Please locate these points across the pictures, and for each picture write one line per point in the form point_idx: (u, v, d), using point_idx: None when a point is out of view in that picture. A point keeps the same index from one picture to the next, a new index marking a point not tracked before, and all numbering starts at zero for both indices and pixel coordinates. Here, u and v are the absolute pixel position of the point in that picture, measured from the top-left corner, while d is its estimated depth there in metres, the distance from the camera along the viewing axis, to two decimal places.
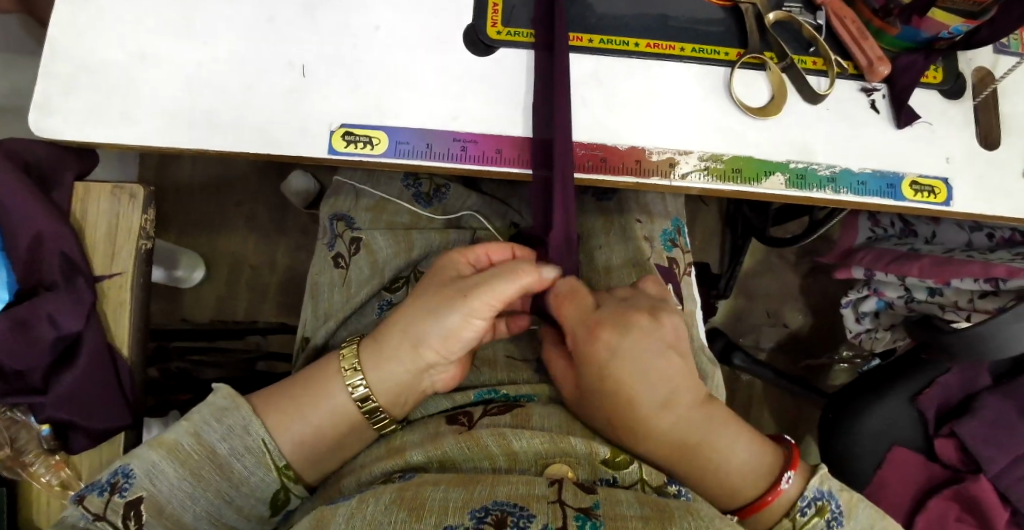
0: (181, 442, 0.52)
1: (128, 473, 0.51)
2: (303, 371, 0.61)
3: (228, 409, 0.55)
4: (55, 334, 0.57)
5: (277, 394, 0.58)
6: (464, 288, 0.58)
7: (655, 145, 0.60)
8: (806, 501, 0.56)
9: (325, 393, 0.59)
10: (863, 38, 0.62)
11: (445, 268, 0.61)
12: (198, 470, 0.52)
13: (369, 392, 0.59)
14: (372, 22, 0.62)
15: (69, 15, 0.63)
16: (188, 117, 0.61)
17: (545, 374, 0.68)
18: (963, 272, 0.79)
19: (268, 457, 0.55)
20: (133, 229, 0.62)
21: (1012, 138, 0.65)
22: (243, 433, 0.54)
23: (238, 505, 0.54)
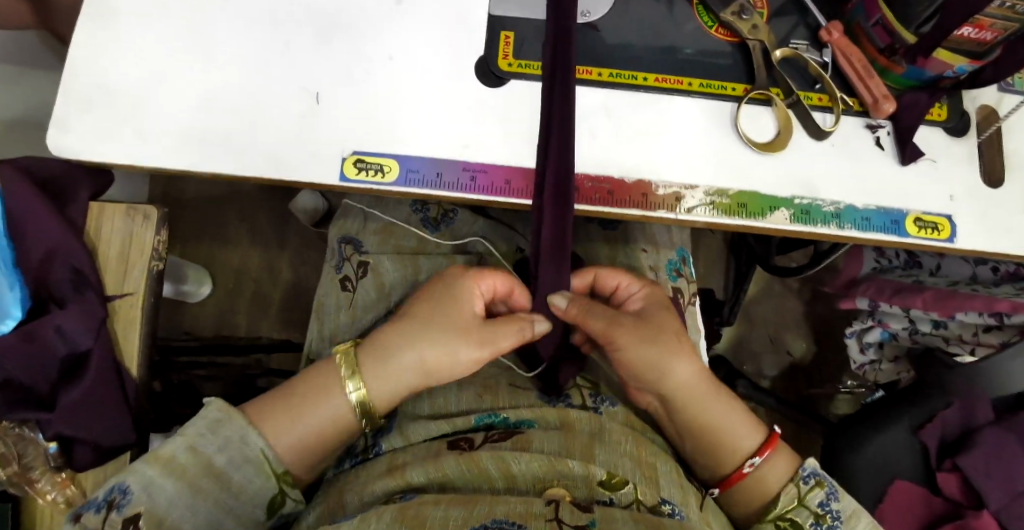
0: (177, 457, 0.54)
1: (125, 489, 0.51)
2: (302, 375, 0.62)
3: (222, 422, 0.56)
4: (65, 350, 0.58)
5: (277, 400, 0.60)
6: (461, 326, 0.61)
7: (662, 179, 0.60)
8: (810, 470, 0.64)
9: (322, 404, 0.60)
10: (868, 76, 0.63)
11: (445, 287, 0.64)
12: (196, 482, 0.53)
13: (366, 398, 0.61)
14: (386, 51, 0.63)
15: (89, 36, 0.64)
16: (203, 139, 0.62)
17: (546, 400, 0.69)
18: (967, 306, 0.79)
19: (267, 465, 0.56)
20: (146, 248, 0.63)
21: (1015, 175, 0.66)
22: (241, 445, 0.56)
23: (238, 513, 0.55)
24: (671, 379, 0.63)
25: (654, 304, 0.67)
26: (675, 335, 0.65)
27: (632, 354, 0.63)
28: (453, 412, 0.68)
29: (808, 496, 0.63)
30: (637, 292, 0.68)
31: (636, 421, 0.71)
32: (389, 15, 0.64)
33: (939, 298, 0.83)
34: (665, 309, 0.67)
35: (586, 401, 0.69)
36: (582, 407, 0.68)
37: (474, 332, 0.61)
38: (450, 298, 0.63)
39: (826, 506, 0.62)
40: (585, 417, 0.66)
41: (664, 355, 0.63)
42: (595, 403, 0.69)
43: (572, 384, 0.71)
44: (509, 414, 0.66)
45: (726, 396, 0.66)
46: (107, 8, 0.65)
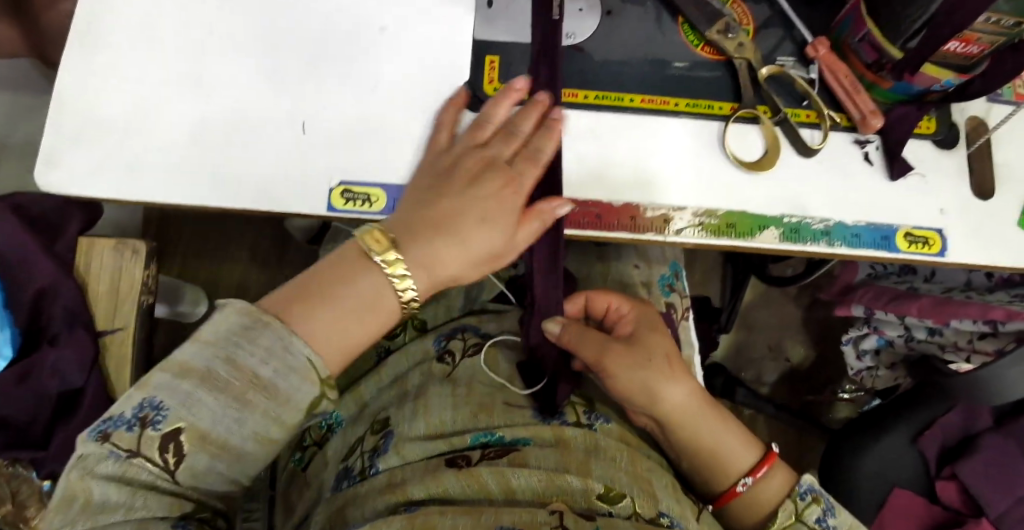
0: (213, 369, 0.47)
1: (158, 406, 0.46)
2: (319, 267, 0.54)
3: (256, 327, 0.48)
4: (56, 387, 0.59)
5: (298, 297, 0.52)
6: (504, 171, 0.58)
7: (650, 202, 0.60)
8: (806, 486, 0.62)
9: (352, 284, 0.53)
10: (856, 92, 0.62)
11: (482, 161, 0.58)
12: (242, 395, 0.47)
13: (411, 281, 0.54)
14: (371, 78, 0.63)
15: (76, 70, 0.64)
16: (192, 172, 0.62)
17: (540, 419, 0.68)
18: (961, 313, 0.79)
19: (314, 371, 0.49)
20: (135, 283, 0.63)
21: (1005, 188, 0.66)
22: (284, 352, 0.49)
23: (284, 420, 0.49)
24: (663, 402, 0.64)
25: (643, 325, 0.68)
26: (665, 359, 0.65)
27: (624, 377, 0.64)
28: (449, 433, 0.66)
29: (805, 513, 0.61)
30: (626, 314, 0.69)
31: (630, 437, 0.71)
32: (375, 42, 0.64)
33: (933, 307, 0.82)
34: (655, 330, 0.67)
35: (581, 418, 0.69)
36: (578, 424, 0.67)
37: (511, 164, 0.59)
38: (481, 141, 0.60)
39: (822, 523, 0.60)
40: (579, 433, 0.66)
41: (654, 378, 0.64)
42: (591, 420, 0.69)
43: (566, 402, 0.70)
44: (505, 433, 0.65)
45: (724, 417, 0.66)
46: (93, 40, 0.65)
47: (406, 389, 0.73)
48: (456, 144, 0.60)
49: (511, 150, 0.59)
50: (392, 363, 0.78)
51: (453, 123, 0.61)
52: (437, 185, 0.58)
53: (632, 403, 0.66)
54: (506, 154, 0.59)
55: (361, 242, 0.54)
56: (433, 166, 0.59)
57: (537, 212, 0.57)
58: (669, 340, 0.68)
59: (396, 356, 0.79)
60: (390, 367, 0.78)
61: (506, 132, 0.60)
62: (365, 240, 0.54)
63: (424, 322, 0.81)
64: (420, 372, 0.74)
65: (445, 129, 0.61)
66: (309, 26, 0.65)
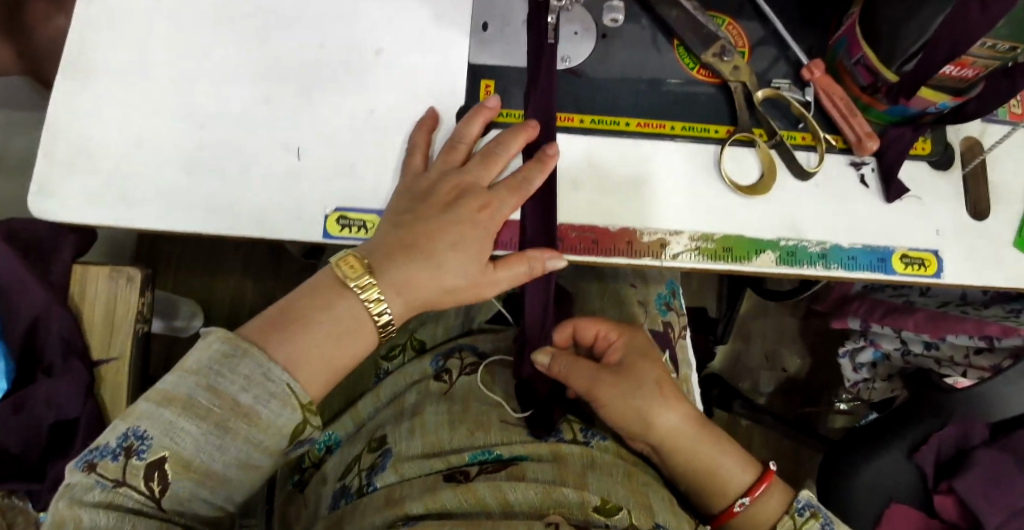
0: (194, 398, 0.48)
1: (142, 435, 0.47)
2: (297, 291, 0.55)
3: (236, 355, 0.49)
4: (53, 417, 0.59)
5: (275, 322, 0.53)
6: (481, 194, 0.58)
7: (646, 226, 0.60)
8: (804, 502, 0.62)
9: (328, 311, 0.54)
10: (851, 115, 0.62)
11: (458, 186, 0.59)
12: (224, 422, 0.48)
13: (385, 304, 0.55)
14: (366, 104, 0.63)
15: (69, 96, 0.64)
16: (186, 199, 0.62)
17: (536, 435, 0.68)
18: (958, 328, 0.78)
19: (293, 397, 0.50)
20: (131, 310, 0.63)
21: (1002, 209, 0.66)
22: (264, 381, 0.49)
23: (267, 446, 0.50)
24: (653, 426, 0.64)
25: (632, 350, 0.68)
26: (657, 386, 0.66)
27: (615, 406, 0.65)
28: (447, 450, 0.66)
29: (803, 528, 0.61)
30: (614, 341, 0.70)
31: (626, 453, 0.71)
32: (370, 67, 0.64)
33: (930, 319, 0.82)
34: (645, 356, 0.68)
35: (578, 436, 0.69)
36: (574, 441, 0.68)
37: (492, 189, 0.59)
38: (457, 163, 0.60)
39: None
40: (576, 449, 0.66)
41: (646, 403, 0.64)
42: (588, 437, 0.69)
43: (561, 420, 0.71)
44: (503, 450, 0.65)
45: (718, 437, 0.66)
46: (86, 66, 0.65)
47: (402, 406, 0.72)
48: (432, 166, 0.61)
49: (490, 175, 0.59)
50: (389, 382, 0.77)
51: (426, 145, 0.61)
52: (413, 210, 0.58)
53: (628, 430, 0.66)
54: (486, 179, 0.59)
55: (335, 269, 0.55)
56: (410, 189, 0.60)
57: (526, 256, 0.57)
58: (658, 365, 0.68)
59: (392, 376, 0.77)
60: (387, 387, 0.77)
61: (485, 154, 0.60)
62: (342, 266, 0.55)
63: (422, 343, 0.81)
64: (417, 390, 0.73)
65: (420, 151, 0.61)
66: (303, 51, 0.64)
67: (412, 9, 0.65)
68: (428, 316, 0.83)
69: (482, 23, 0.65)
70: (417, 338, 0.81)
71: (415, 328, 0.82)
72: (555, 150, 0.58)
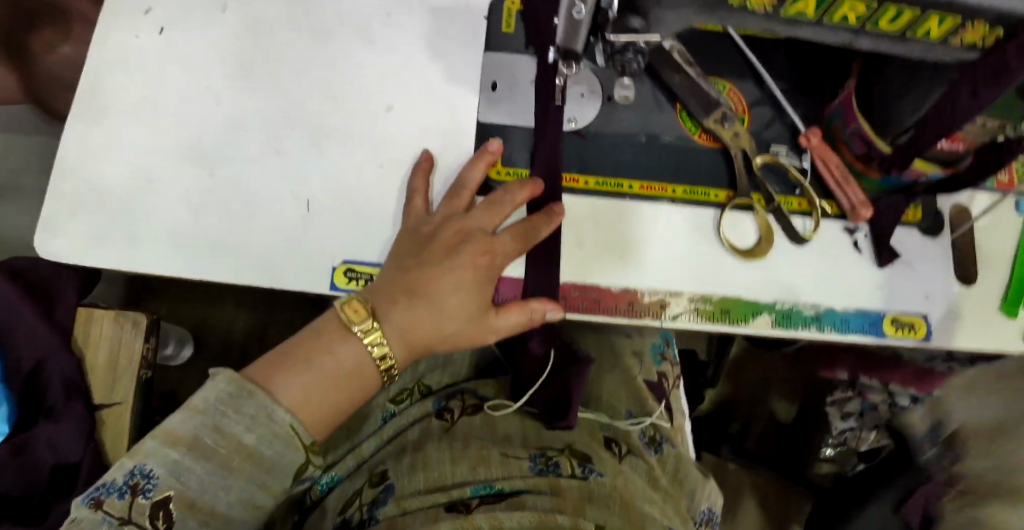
0: (200, 438, 0.50)
1: (149, 474, 0.48)
2: (303, 334, 0.57)
3: (241, 396, 0.51)
4: (53, 462, 0.58)
5: (282, 363, 0.54)
6: (482, 239, 0.59)
7: (647, 287, 0.62)
8: None
9: (330, 353, 0.55)
10: (846, 182, 0.64)
11: (460, 232, 0.60)
12: (229, 463, 0.50)
13: (387, 349, 0.56)
14: (375, 159, 0.64)
15: (77, 135, 0.63)
16: (194, 244, 0.62)
17: (536, 472, 0.62)
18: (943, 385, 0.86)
19: (296, 437, 0.53)
20: (134, 356, 0.63)
21: (988, 274, 0.67)
22: (267, 422, 0.52)
23: (269, 486, 0.52)
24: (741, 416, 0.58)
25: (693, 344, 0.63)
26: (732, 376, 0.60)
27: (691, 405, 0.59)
28: (448, 484, 0.61)
29: None
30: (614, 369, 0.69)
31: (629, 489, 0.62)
32: (379, 122, 0.65)
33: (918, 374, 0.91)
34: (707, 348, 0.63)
35: (575, 471, 0.63)
36: (572, 476, 0.62)
37: (495, 236, 0.60)
38: (460, 209, 0.61)
39: None
40: (575, 483, 0.60)
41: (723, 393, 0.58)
42: (586, 473, 0.63)
43: (561, 455, 0.65)
44: (503, 485, 0.60)
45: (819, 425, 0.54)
46: (95, 105, 0.64)
47: (404, 442, 0.70)
48: (434, 213, 0.62)
49: (493, 222, 0.60)
50: (392, 423, 0.75)
51: (426, 190, 0.62)
52: (414, 254, 0.59)
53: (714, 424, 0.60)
54: (489, 226, 0.60)
55: (339, 312, 0.56)
56: (413, 231, 0.61)
57: (527, 307, 0.59)
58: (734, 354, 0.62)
59: (395, 418, 0.75)
60: (389, 426, 0.74)
61: (488, 203, 0.61)
62: (345, 309, 0.56)
63: (429, 388, 0.78)
64: (419, 428, 0.72)
65: (420, 195, 0.62)
66: (314, 104, 0.65)
67: (423, 66, 0.67)
68: (437, 361, 0.80)
69: (490, 83, 0.67)
70: (424, 383, 0.79)
71: (423, 372, 0.80)
72: (562, 208, 0.61)
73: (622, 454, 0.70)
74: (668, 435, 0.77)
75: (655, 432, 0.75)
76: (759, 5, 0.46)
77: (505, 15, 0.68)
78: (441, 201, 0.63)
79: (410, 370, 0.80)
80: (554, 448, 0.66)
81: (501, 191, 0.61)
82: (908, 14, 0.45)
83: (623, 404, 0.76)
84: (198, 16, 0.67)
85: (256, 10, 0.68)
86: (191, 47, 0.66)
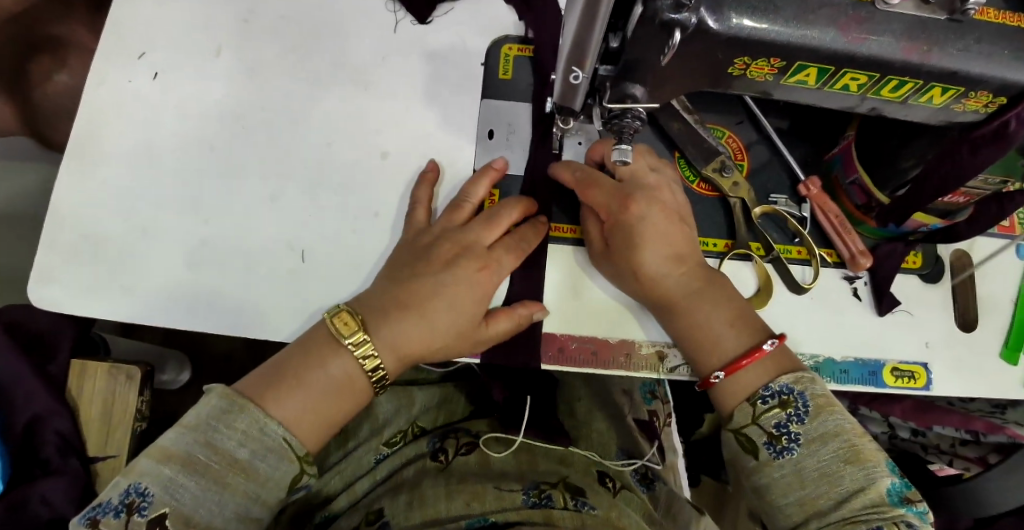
0: (193, 453, 0.49)
1: (143, 492, 0.47)
2: (295, 348, 0.55)
3: (233, 411, 0.50)
4: (49, 516, 0.60)
5: (273, 382, 0.53)
6: (480, 255, 0.59)
7: (645, 338, 0.63)
8: (785, 385, 0.54)
9: (322, 368, 0.54)
10: (846, 231, 0.64)
11: (458, 247, 0.59)
12: (222, 477, 0.49)
13: (378, 360, 0.55)
14: (372, 208, 0.64)
15: (74, 186, 0.63)
16: (188, 295, 0.61)
17: (530, 504, 0.62)
18: (946, 421, 0.77)
19: (290, 450, 0.51)
20: (129, 409, 0.64)
21: (989, 320, 0.67)
22: (260, 435, 0.50)
23: (264, 499, 0.50)
24: (661, 283, 0.58)
25: (614, 197, 0.59)
26: (676, 238, 0.59)
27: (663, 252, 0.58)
28: (445, 519, 0.60)
29: (764, 415, 0.54)
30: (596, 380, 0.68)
31: (621, 518, 0.62)
32: (376, 171, 0.65)
33: (921, 410, 0.78)
34: (652, 205, 0.59)
35: (568, 504, 0.62)
36: (564, 507, 0.62)
37: (492, 250, 0.60)
38: (460, 222, 0.61)
39: (783, 428, 0.53)
40: (567, 514, 0.61)
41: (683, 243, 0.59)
42: (579, 506, 0.62)
43: (553, 487, 0.65)
44: (498, 518, 0.60)
45: (727, 301, 0.58)
46: (92, 154, 0.64)
47: (399, 482, 0.67)
48: (434, 223, 0.62)
49: (490, 237, 0.60)
50: (386, 464, 0.71)
51: (429, 199, 0.63)
52: (411, 264, 0.59)
53: (687, 267, 0.59)
54: (486, 239, 0.60)
55: (328, 324, 0.55)
56: (410, 245, 0.60)
57: (514, 313, 0.60)
58: (661, 219, 0.59)
59: (389, 457, 0.72)
60: (383, 466, 0.71)
61: (486, 218, 0.60)
62: (335, 322, 0.55)
63: (424, 430, 0.75)
64: (413, 468, 0.69)
65: (422, 206, 0.62)
66: (310, 153, 0.65)
67: (421, 112, 0.67)
68: (433, 400, 0.79)
69: (488, 130, 0.67)
70: (418, 424, 0.76)
71: (418, 414, 0.77)
72: (546, 220, 0.63)
73: (617, 489, 0.69)
74: (660, 475, 0.75)
75: (645, 470, 0.75)
76: (761, 76, 0.48)
77: (504, 60, 0.68)
78: (442, 211, 0.63)
79: (404, 412, 0.76)
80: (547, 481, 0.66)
81: (498, 210, 0.61)
82: (910, 83, 0.46)
83: (614, 445, 0.77)
84: (195, 61, 0.67)
85: (253, 55, 0.67)
86: (189, 93, 0.66)
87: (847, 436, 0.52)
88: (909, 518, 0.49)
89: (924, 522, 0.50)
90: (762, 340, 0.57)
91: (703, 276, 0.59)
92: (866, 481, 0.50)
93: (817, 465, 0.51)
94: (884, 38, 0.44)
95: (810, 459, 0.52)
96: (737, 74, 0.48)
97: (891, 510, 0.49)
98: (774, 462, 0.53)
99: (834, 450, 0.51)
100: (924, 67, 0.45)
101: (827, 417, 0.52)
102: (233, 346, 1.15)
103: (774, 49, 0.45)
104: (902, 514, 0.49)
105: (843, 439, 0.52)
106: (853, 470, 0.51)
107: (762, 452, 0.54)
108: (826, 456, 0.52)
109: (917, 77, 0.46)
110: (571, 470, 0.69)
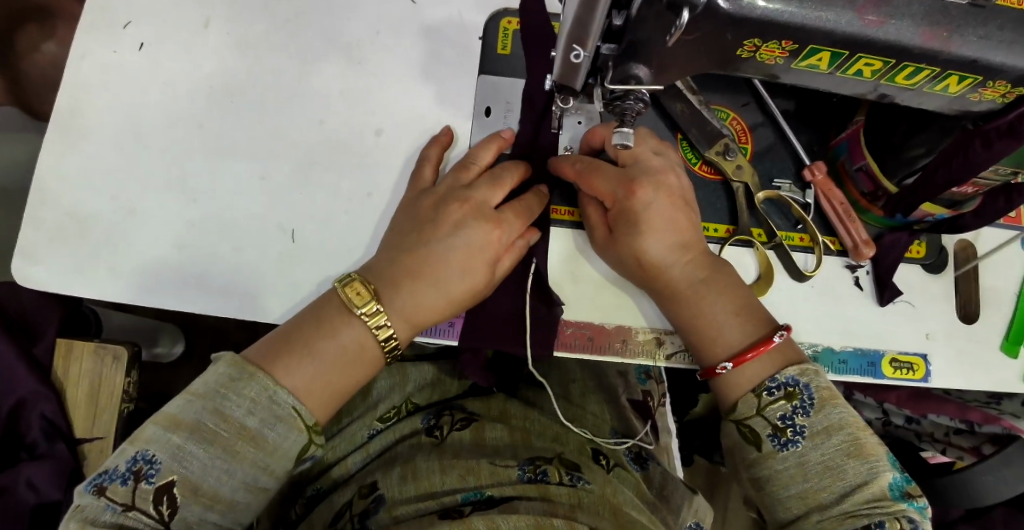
0: (202, 422, 0.48)
1: (151, 459, 0.46)
2: (300, 318, 0.54)
3: (242, 378, 0.49)
4: (36, 501, 0.62)
5: (280, 351, 0.52)
6: (490, 215, 0.57)
7: (643, 325, 0.62)
8: (790, 377, 0.53)
9: (332, 338, 0.52)
10: (849, 217, 0.62)
11: (467, 206, 0.57)
12: (231, 446, 0.48)
13: (391, 329, 0.54)
14: (363, 189, 0.62)
15: (57, 161, 0.61)
16: (176, 276, 0.60)
17: (525, 479, 0.61)
18: (940, 409, 0.76)
19: (299, 420, 0.50)
20: (116, 390, 0.64)
21: (992, 312, 0.66)
22: (270, 404, 0.49)
23: (273, 469, 0.50)
24: (668, 254, 0.57)
25: (614, 175, 0.58)
26: (683, 210, 0.58)
27: (670, 224, 0.57)
28: (439, 492, 0.60)
29: (768, 407, 0.53)
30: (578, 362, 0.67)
31: (614, 496, 0.61)
32: (370, 149, 0.63)
33: (914, 398, 0.78)
34: (659, 186, 0.57)
35: (563, 479, 0.61)
36: (560, 483, 0.60)
37: (499, 211, 0.58)
38: (466, 183, 0.59)
39: (787, 420, 0.52)
40: (564, 491, 0.59)
41: (688, 213, 0.58)
42: (574, 481, 0.61)
43: (549, 462, 0.63)
44: (494, 492, 0.59)
45: (733, 287, 0.57)
46: (77, 128, 0.62)
47: (391, 457, 0.67)
48: (440, 184, 0.60)
49: (497, 197, 0.58)
50: (379, 439, 0.70)
51: (437, 161, 0.61)
52: (416, 230, 0.57)
53: (694, 241, 0.58)
54: (493, 200, 0.58)
55: (340, 292, 0.54)
56: (415, 206, 0.58)
57: (516, 248, 0.59)
58: (671, 190, 0.58)
59: (383, 432, 0.71)
60: (376, 441, 0.70)
61: (492, 178, 0.59)
62: (347, 291, 0.54)
63: (419, 406, 0.74)
64: (408, 444, 0.68)
65: (429, 165, 0.61)
66: (302, 130, 0.63)
67: (415, 89, 0.65)
68: (426, 381, 0.77)
69: (484, 107, 0.65)
70: (413, 401, 0.74)
71: (412, 392, 0.75)
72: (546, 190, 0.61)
73: (611, 467, 0.68)
74: (652, 455, 0.75)
75: (639, 450, 0.75)
76: (772, 59, 0.46)
77: (502, 35, 0.66)
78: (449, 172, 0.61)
79: (398, 390, 0.75)
80: (541, 457, 0.64)
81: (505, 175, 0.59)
82: (927, 71, 0.44)
83: (609, 425, 0.75)
84: (184, 31, 0.64)
85: (243, 27, 0.65)
86: (176, 66, 0.63)
87: (850, 429, 0.51)
88: (910, 513, 0.49)
89: (924, 516, 0.49)
90: (769, 333, 0.56)
91: (709, 261, 0.58)
92: (869, 475, 0.49)
93: (821, 458, 0.51)
94: (901, 23, 0.42)
95: (814, 452, 0.51)
96: (747, 57, 0.46)
97: (892, 504, 0.49)
98: (777, 454, 0.52)
99: (837, 445, 0.51)
100: (944, 54, 0.43)
101: (830, 411, 0.52)
102: (227, 321, 1.13)
103: (786, 32, 0.43)
104: (904, 509, 0.49)
105: (848, 433, 0.51)
106: (856, 463, 0.50)
107: (765, 444, 0.53)
108: (831, 450, 0.51)
109: (935, 66, 0.44)
110: (567, 450, 0.68)
